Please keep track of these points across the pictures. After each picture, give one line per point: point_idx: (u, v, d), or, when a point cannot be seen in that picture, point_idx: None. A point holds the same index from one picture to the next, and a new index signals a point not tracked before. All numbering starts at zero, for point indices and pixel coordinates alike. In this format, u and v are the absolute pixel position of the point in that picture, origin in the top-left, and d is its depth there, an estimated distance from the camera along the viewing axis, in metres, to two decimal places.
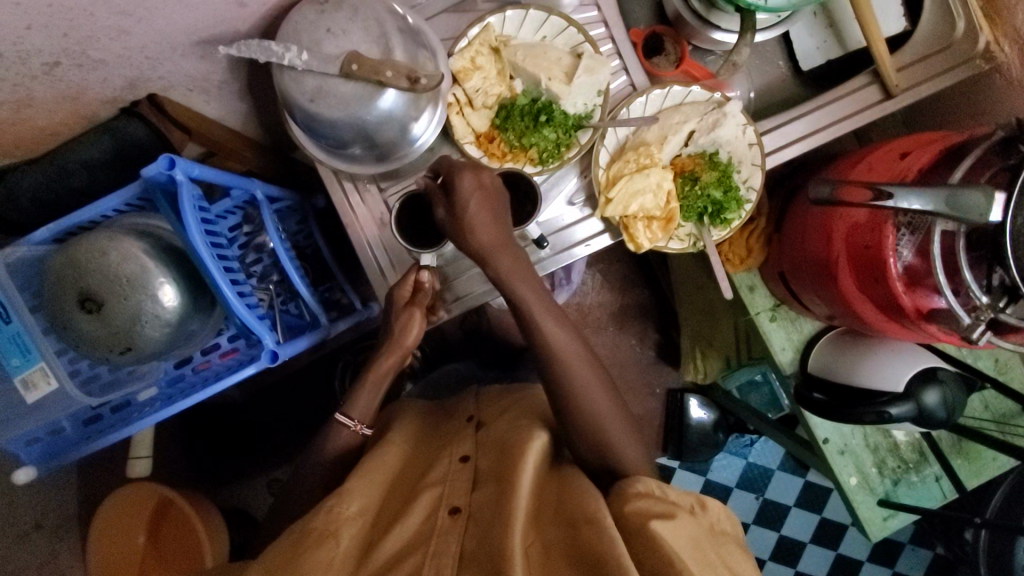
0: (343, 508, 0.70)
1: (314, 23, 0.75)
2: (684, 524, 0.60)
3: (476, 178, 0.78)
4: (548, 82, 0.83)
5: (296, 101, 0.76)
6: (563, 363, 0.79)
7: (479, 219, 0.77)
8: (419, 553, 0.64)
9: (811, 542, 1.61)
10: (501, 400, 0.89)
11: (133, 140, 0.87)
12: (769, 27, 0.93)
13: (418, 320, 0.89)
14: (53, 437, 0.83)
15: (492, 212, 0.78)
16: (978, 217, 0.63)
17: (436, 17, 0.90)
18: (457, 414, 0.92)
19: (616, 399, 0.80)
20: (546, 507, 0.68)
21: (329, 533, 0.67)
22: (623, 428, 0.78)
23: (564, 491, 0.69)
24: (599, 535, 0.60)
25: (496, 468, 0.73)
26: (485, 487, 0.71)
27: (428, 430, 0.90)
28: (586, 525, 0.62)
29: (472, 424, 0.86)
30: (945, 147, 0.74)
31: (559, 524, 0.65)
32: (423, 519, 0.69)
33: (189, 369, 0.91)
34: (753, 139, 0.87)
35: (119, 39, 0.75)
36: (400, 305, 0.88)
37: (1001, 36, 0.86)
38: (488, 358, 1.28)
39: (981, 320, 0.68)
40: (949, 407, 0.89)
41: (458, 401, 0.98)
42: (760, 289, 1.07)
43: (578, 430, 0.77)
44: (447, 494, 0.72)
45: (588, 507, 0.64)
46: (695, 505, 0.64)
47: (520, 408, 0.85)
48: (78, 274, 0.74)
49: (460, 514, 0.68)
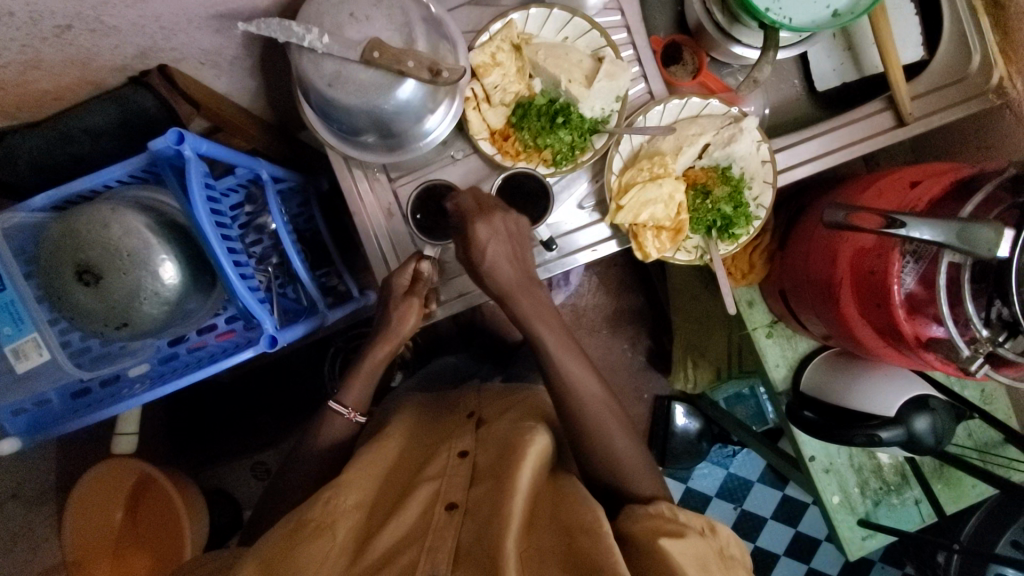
0: (340, 500, 0.70)
1: (337, 7, 0.74)
2: (692, 544, 0.63)
3: (489, 223, 0.77)
4: (568, 83, 0.82)
5: (313, 85, 0.74)
6: (561, 366, 0.81)
7: (496, 264, 0.78)
8: (414, 549, 0.64)
9: (785, 554, 1.64)
10: (504, 400, 0.89)
11: (140, 110, 0.84)
12: (791, 45, 0.93)
13: (417, 311, 0.86)
14: (39, 410, 0.82)
15: (510, 258, 0.78)
16: (986, 252, 0.63)
17: (457, 9, 0.88)
18: (457, 410, 0.92)
19: (611, 405, 0.82)
20: (541, 511, 0.69)
21: (325, 525, 0.67)
22: (619, 431, 0.80)
23: (559, 497, 0.70)
24: (598, 545, 0.61)
25: (495, 466, 0.73)
26: (482, 484, 0.71)
27: (425, 422, 0.91)
28: (582, 534, 0.63)
29: (472, 420, 0.85)
30: (955, 180, 0.75)
31: (555, 532, 0.66)
32: (420, 514, 0.68)
33: (183, 348, 0.89)
34: (766, 156, 0.87)
35: (135, 7, 0.73)
36: (399, 295, 0.86)
37: (1014, 72, 0.88)
38: (481, 354, 1.28)
39: (981, 353, 0.69)
40: (937, 435, 0.90)
41: (453, 397, 0.98)
42: (758, 304, 1.08)
43: (575, 432, 0.79)
44: (444, 489, 0.71)
45: (585, 518, 0.65)
46: (705, 527, 0.66)
47: (521, 410, 0.85)
48: (76, 246, 0.73)
49: (456, 510, 0.68)
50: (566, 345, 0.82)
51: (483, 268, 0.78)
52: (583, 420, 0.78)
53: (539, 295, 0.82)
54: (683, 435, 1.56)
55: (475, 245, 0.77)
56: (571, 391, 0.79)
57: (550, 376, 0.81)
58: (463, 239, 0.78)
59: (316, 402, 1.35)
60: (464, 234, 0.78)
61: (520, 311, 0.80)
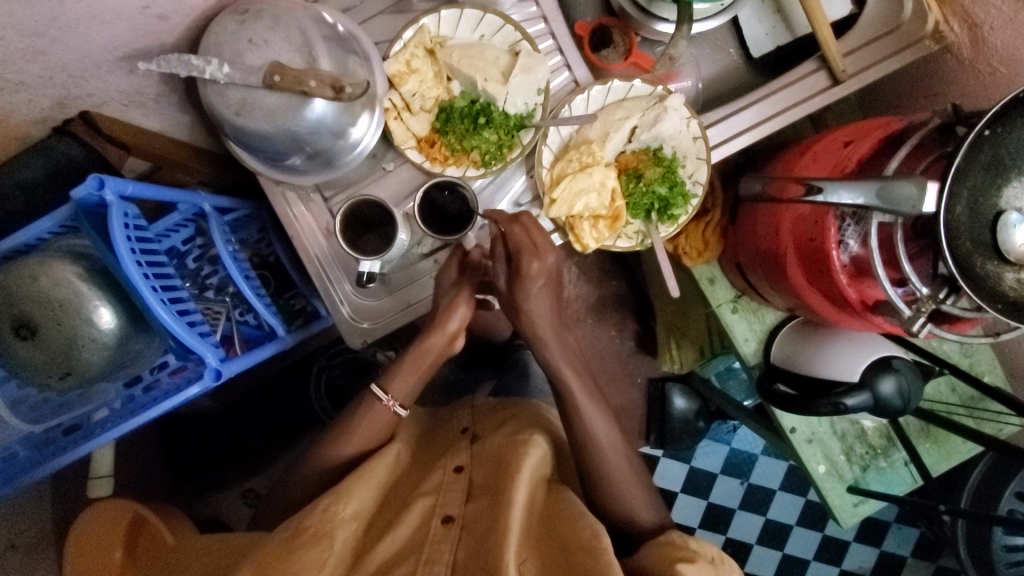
0: (338, 509, 0.78)
1: (236, 35, 0.73)
2: (702, 568, 0.67)
3: (541, 261, 0.81)
4: (483, 83, 0.82)
5: (222, 116, 0.75)
6: (571, 390, 0.87)
7: (535, 305, 0.83)
8: (411, 560, 0.71)
9: (797, 524, 1.62)
10: (497, 416, 0.98)
11: (68, 159, 0.85)
12: (713, 15, 0.90)
13: (466, 302, 0.86)
14: (5, 464, 0.82)
15: (549, 299, 0.84)
16: (910, 210, 0.61)
17: (370, 20, 0.87)
18: (452, 425, 1.01)
19: (605, 408, 0.89)
20: (535, 528, 0.75)
21: (323, 532, 0.75)
22: (608, 430, 0.87)
23: (555, 515, 0.76)
24: (594, 560, 0.67)
25: (490, 482, 0.81)
26: (478, 500, 0.79)
27: (423, 441, 1.00)
28: (581, 550, 0.69)
29: (467, 435, 0.95)
30: (886, 135, 0.73)
31: (556, 547, 0.71)
32: (417, 526, 0.76)
33: (140, 389, 0.87)
34: (697, 132, 0.85)
35: (35, 60, 0.73)
36: (447, 285, 0.86)
37: (950, 15, 0.85)
38: (470, 361, 1.32)
39: (922, 312, 0.66)
40: (904, 396, 0.86)
41: (450, 412, 1.07)
42: (720, 280, 1.06)
43: (575, 448, 0.87)
44: (440, 504, 0.79)
45: (583, 535, 0.70)
46: (716, 557, 0.69)
47: (514, 422, 0.93)
48: (9, 303, 0.74)
49: (453, 524, 0.76)
50: (580, 378, 0.88)
51: (523, 304, 0.83)
52: (579, 433, 0.86)
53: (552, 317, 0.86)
54: (680, 415, 1.54)
55: (518, 278, 0.81)
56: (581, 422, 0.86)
57: (562, 394, 0.88)
58: (513, 271, 0.81)
59: (304, 423, 1.37)
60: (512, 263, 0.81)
61: (541, 329, 0.86)
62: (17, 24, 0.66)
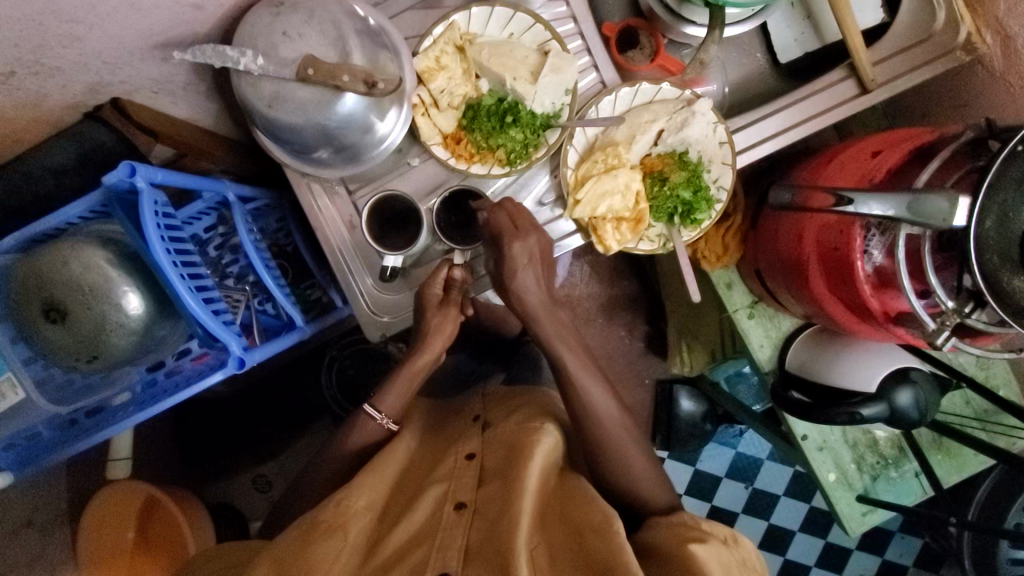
0: (350, 502, 0.79)
1: (271, 27, 0.74)
2: (714, 550, 0.67)
3: (525, 244, 0.80)
4: (513, 82, 0.82)
5: (254, 107, 0.76)
6: (578, 381, 0.87)
7: (522, 279, 0.82)
8: (424, 545, 0.72)
9: (800, 530, 1.62)
10: (509, 403, 0.98)
11: (99, 145, 0.86)
12: (745, 19, 0.90)
13: (455, 316, 0.88)
14: (29, 443, 0.83)
15: (538, 280, 0.84)
16: (941, 223, 0.61)
17: (401, 14, 0.88)
18: (465, 413, 1.02)
19: (613, 393, 0.89)
20: (551, 512, 0.75)
21: (337, 525, 0.75)
22: (616, 417, 0.87)
23: (566, 498, 0.77)
24: (606, 543, 0.67)
25: (502, 467, 0.81)
26: (490, 485, 0.79)
27: (433, 428, 1.00)
28: (593, 533, 0.69)
29: (479, 423, 0.95)
30: (915, 147, 0.73)
31: (567, 531, 0.72)
32: (429, 513, 0.77)
33: (162, 374, 0.89)
34: (723, 138, 0.85)
35: (72, 46, 0.74)
36: (434, 305, 0.87)
37: (983, 27, 0.85)
38: (481, 353, 1.29)
39: (947, 325, 0.66)
40: (921, 408, 0.87)
41: (461, 403, 1.08)
42: (738, 286, 1.06)
43: (582, 436, 0.86)
44: (452, 490, 0.80)
45: (594, 519, 0.71)
46: (730, 536, 0.69)
47: (527, 410, 0.92)
48: (40, 285, 0.75)
49: (465, 509, 0.76)
50: (593, 373, 0.88)
51: (512, 283, 0.82)
52: (590, 425, 0.86)
53: (563, 316, 0.89)
54: (687, 417, 1.54)
55: (507, 264, 0.81)
56: (591, 415, 0.86)
57: (572, 392, 0.87)
58: (500, 255, 0.81)
59: (314, 410, 1.39)
60: (497, 252, 0.81)
61: (557, 329, 0.87)
62: (57, 9, 0.67)
